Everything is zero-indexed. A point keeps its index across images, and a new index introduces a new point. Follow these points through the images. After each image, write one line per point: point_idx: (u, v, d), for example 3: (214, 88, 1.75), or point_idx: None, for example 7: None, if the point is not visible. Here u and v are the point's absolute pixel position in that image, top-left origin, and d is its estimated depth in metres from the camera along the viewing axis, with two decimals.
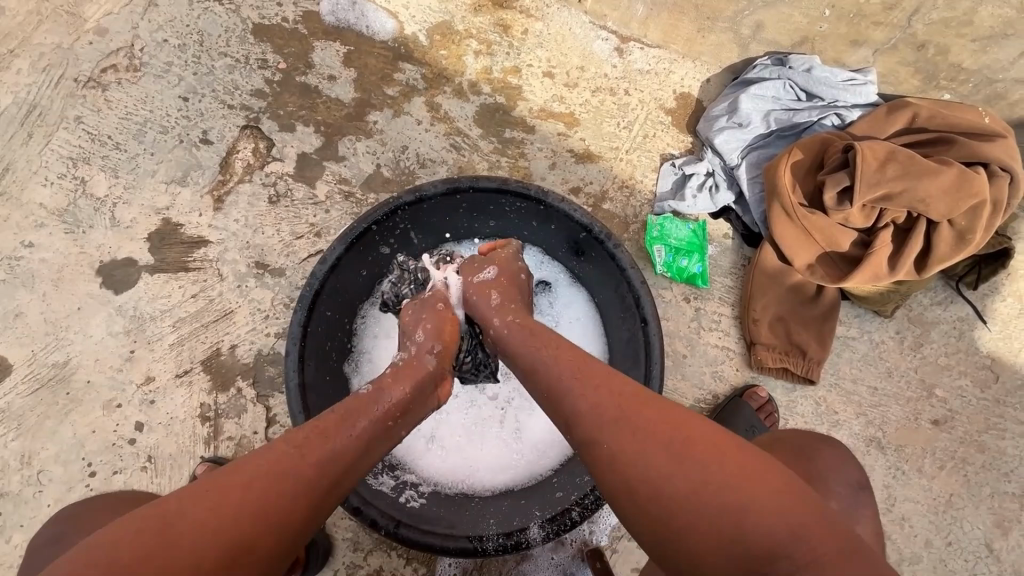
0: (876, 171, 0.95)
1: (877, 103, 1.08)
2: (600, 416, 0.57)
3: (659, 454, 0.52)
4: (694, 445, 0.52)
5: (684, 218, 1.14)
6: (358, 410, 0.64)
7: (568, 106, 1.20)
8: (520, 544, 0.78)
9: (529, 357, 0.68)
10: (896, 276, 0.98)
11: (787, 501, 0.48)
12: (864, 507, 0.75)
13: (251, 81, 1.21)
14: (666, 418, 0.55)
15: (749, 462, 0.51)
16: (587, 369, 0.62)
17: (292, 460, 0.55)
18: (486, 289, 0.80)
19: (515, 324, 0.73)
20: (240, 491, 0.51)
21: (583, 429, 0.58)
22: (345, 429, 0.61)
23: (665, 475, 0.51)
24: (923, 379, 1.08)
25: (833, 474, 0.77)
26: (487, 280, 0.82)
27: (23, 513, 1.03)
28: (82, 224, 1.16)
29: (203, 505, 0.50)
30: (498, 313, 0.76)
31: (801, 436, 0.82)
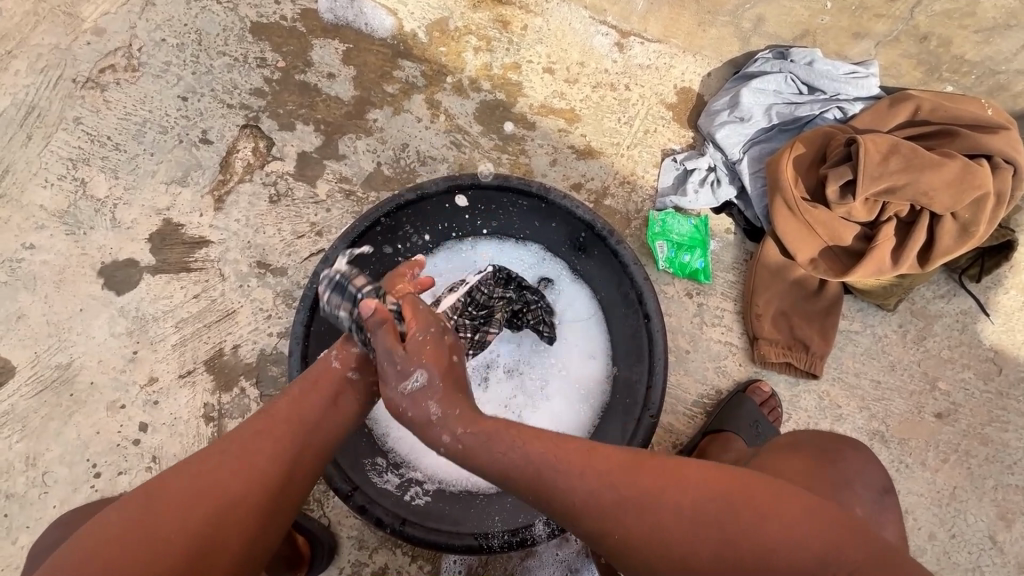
0: (879, 165, 0.94)
1: (879, 96, 1.07)
2: (603, 503, 0.57)
3: (677, 521, 0.55)
4: (704, 502, 0.56)
5: (685, 213, 1.14)
6: (318, 373, 0.68)
7: (569, 101, 1.19)
8: (526, 540, 0.78)
9: (497, 454, 0.60)
10: (900, 270, 0.98)
11: (801, 526, 0.54)
12: (889, 512, 0.76)
13: (250, 80, 1.20)
14: (668, 482, 0.57)
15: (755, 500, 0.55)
16: (566, 454, 0.60)
17: (257, 433, 0.61)
18: (422, 401, 0.63)
19: (466, 432, 0.62)
20: (207, 468, 0.57)
21: (591, 518, 0.58)
22: (307, 394, 0.65)
23: (692, 538, 0.54)
24: (926, 371, 1.08)
25: (855, 478, 0.77)
26: (418, 389, 0.63)
27: (29, 514, 1.03)
28: (83, 225, 1.15)
29: (178, 482, 0.56)
30: (443, 427, 0.62)
31: (826, 438, 0.81)
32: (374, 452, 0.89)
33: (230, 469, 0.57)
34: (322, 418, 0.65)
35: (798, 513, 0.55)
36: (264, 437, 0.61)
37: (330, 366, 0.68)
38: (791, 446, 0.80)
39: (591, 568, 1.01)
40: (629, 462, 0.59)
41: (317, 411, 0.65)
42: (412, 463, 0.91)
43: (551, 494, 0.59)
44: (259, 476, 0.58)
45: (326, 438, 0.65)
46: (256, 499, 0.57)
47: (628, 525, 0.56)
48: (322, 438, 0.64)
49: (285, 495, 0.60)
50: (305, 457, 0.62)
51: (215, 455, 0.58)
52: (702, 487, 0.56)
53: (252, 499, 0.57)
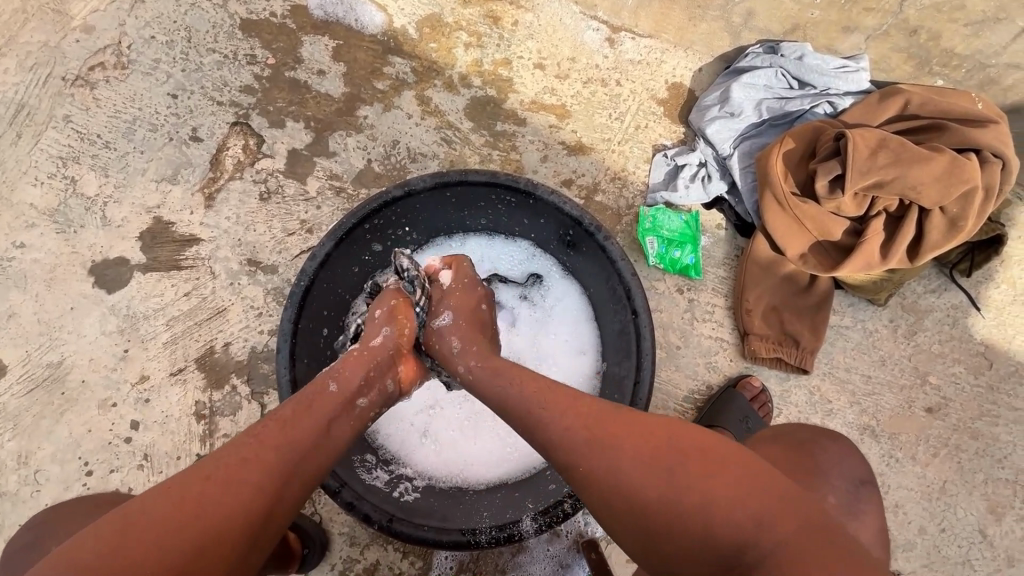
0: (867, 159, 0.94)
1: (870, 90, 1.07)
2: (572, 439, 0.58)
3: (638, 465, 0.55)
4: (664, 454, 0.55)
5: (676, 209, 1.14)
6: (316, 397, 0.66)
7: (560, 97, 1.19)
8: (514, 536, 0.78)
9: (498, 388, 0.67)
10: (889, 264, 0.98)
11: (761, 494, 0.50)
12: (867, 502, 0.76)
13: (240, 77, 1.20)
14: (639, 429, 0.57)
15: (723, 460, 0.53)
16: (552, 394, 0.63)
17: (253, 450, 0.59)
18: (445, 335, 0.78)
19: (478, 365, 0.72)
20: (200, 486, 0.55)
21: (557, 456, 0.59)
22: (304, 417, 0.64)
23: (642, 485, 0.54)
24: (916, 366, 1.08)
25: (833, 469, 0.77)
26: (444, 326, 0.79)
27: (21, 512, 1.04)
28: (74, 224, 1.15)
29: (168, 501, 0.53)
30: (461, 358, 0.74)
31: (803, 430, 0.82)
32: (364, 449, 0.89)
33: (225, 487, 0.55)
34: (316, 442, 0.63)
35: (764, 482, 0.51)
36: (256, 458, 0.58)
37: (326, 392, 0.67)
38: (771, 437, 0.81)
39: (582, 563, 1.02)
40: (608, 409, 0.60)
41: (312, 434, 0.63)
42: (396, 455, 0.92)
43: (530, 429, 0.62)
44: (250, 500, 0.56)
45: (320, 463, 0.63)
46: (246, 523, 0.55)
47: (588, 463, 0.57)
48: (314, 465, 0.62)
49: (273, 521, 0.57)
50: (300, 473, 0.61)
51: (204, 475, 0.56)
52: (671, 440, 0.56)
53: (242, 524, 0.54)
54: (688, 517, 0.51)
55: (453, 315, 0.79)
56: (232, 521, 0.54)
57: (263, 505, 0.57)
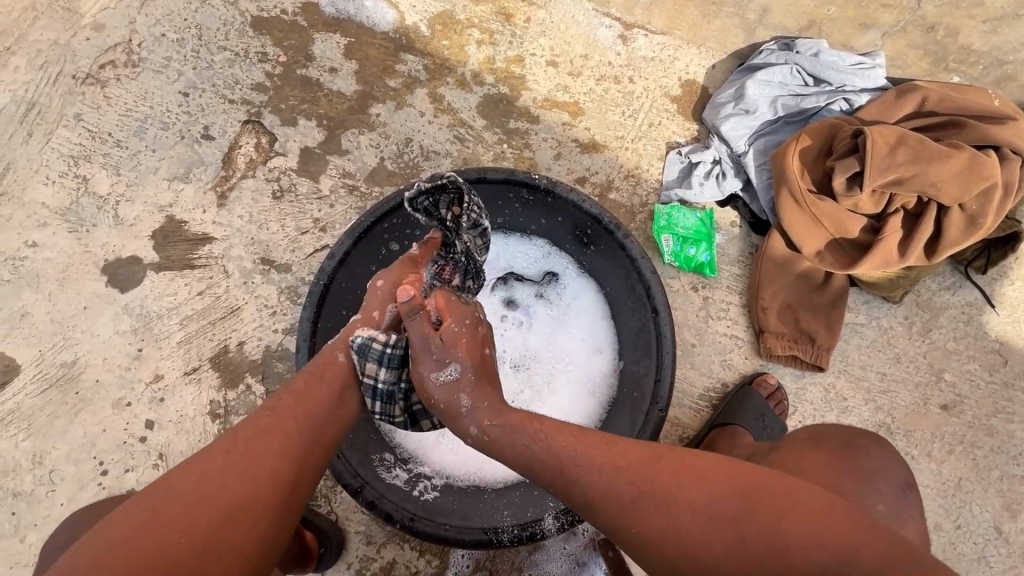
0: (887, 156, 0.94)
1: (885, 87, 1.07)
2: (620, 495, 0.58)
3: (691, 516, 0.56)
4: (717, 501, 0.56)
5: (691, 207, 1.13)
6: (324, 368, 0.69)
7: (573, 95, 1.19)
8: (536, 535, 0.78)
9: (518, 442, 0.64)
10: (907, 262, 0.97)
11: (813, 527, 0.53)
12: (912, 508, 0.76)
13: (251, 75, 1.19)
14: (680, 478, 0.58)
15: (768, 497, 0.55)
16: (585, 448, 0.62)
17: (271, 420, 0.61)
18: (454, 391, 0.68)
19: (492, 424, 0.66)
20: (224, 458, 0.57)
21: (607, 514, 0.59)
22: (315, 388, 0.66)
23: (705, 538, 0.55)
24: (931, 363, 1.08)
25: (878, 474, 0.77)
26: (452, 380, 0.68)
27: (37, 512, 1.04)
28: (86, 223, 1.15)
29: (194, 475, 0.55)
30: (471, 417, 0.67)
31: (845, 432, 0.82)
32: (382, 447, 0.89)
33: (248, 456, 0.57)
34: (330, 411, 0.66)
35: (811, 512, 0.54)
36: (278, 429, 0.61)
37: (337, 362, 0.70)
38: (812, 439, 0.81)
39: (598, 561, 1.02)
40: (644, 456, 0.60)
41: (326, 404, 0.66)
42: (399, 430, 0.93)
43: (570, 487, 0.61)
44: (274, 466, 0.58)
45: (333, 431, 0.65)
46: (271, 490, 0.56)
47: (642, 521, 0.57)
48: (330, 433, 0.65)
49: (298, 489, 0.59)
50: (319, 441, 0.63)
51: (227, 446, 0.58)
52: (715, 484, 0.57)
53: (267, 491, 0.56)
54: (749, 561, 0.53)
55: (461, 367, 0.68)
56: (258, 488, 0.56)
57: (285, 472, 0.58)
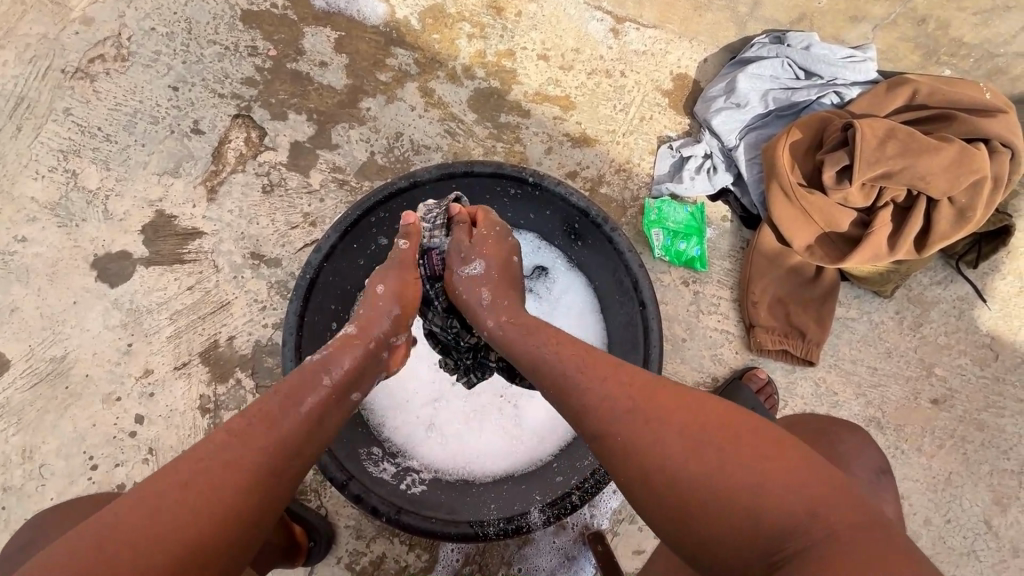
0: (876, 149, 0.94)
1: (876, 80, 1.07)
2: (612, 407, 0.57)
3: (680, 443, 0.53)
4: (706, 430, 0.53)
5: (682, 201, 1.13)
6: (306, 389, 0.62)
7: (564, 89, 1.18)
8: (521, 528, 0.78)
9: (528, 349, 0.67)
10: (896, 256, 0.97)
11: (808, 487, 0.49)
12: (886, 491, 0.76)
13: (241, 69, 1.19)
14: (681, 408, 0.55)
15: (770, 448, 0.52)
16: (590, 360, 0.62)
17: (235, 452, 0.55)
18: (476, 285, 0.77)
19: (509, 322, 0.71)
20: (181, 493, 0.52)
21: (590, 422, 0.58)
22: (292, 410, 0.60)
23: (680, 461, 0.52)
24: (922, 358, 1.08)
25: (855, 459, 0.77)
26: (475, 275, 0.78)
27: (27, 506, 1.04)
28: (75, 217, 1.15)
29: (148, 509, 0.50)
30: (491, 312, 0.73)
31: (818, 420, 0.83)
32: (370, 442, 0.89)
33: (209, 492, 0.52)
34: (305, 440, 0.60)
35: (812, 477, 0.49)
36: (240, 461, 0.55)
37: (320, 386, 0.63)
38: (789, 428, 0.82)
39: (588, 555, 1.02)
40: (651, 383, 0.59)
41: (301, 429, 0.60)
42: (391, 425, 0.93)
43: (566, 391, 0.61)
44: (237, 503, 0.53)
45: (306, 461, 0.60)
46: (221, 540, 0.52)
47: (628, 435, 0.55)
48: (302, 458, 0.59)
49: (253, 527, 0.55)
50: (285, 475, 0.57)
51: (187, 479, 0.53)
52: (716, 423, 0.54)
53: (227, 528, 0.52)
54: (728, 500, 0.50)
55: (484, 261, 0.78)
56: (206, 532, 0.51)
57: (237, 518, 0.53)
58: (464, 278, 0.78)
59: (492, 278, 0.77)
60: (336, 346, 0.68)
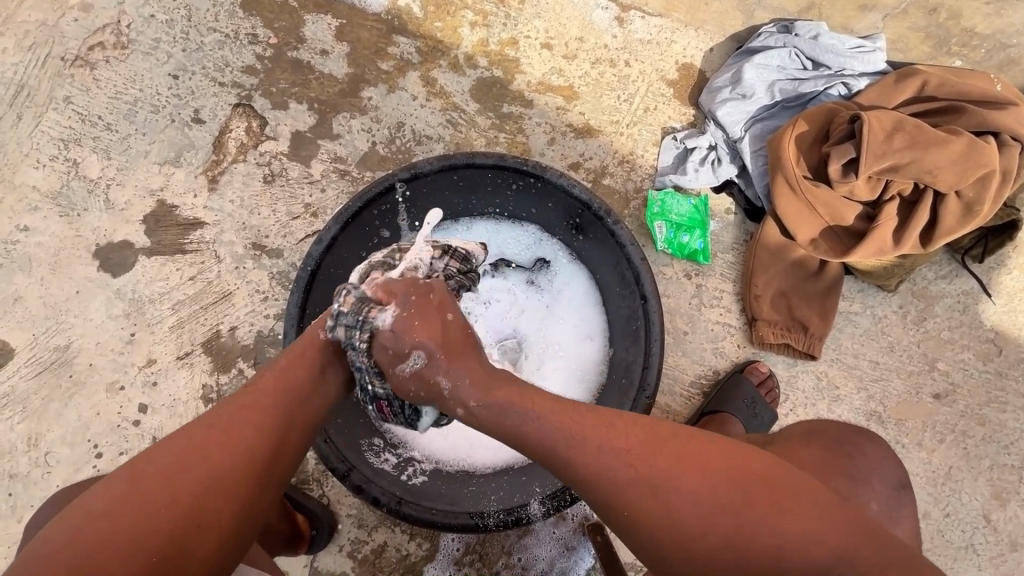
0: (882, 142, 0.92)
1: (886, 71, 1.05)
2: (621, 478, 0.55)
3: (685, 499, 0.54)
4: (715, 484, 0.54)
5: (685, 193, 1.12)
6: (307, 344, 0.66)
7: (568, 78, 1.17)
8: (521, 519, 0.78)
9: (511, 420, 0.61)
10: (901, 251, 0.96)
11: (811, 515, 0.52)
12: (904, 508, 0.77)
13: (242, 57, 1.18)
14: (686, 462, 0.55)
15: (764, 479, 0.54)
16: (579, 425, 0.59)
17: (250, 400, 0.59)
18: (427, 376, 0.63)
19: (478, 405, 0.61)
20: (200, 435, 0.55)
21: (600, 494, 0.56)
22: (296, 366, 0.64)
23: (698, 521, 0.53)
24: (925, 353, 1.08)
25: (872, 473, 0.77)
26: (421, 367, 0.63)
27: (33, 493, 1.05)
28: (77, 207, 1.15)
29: (173, 452, 0.54)
30: (454, 401, 0.63)
31: (837, 430, 0.81)
32: (372, 432, 0.88)
33: (225, 437, 0.55)
34: (312, 387, 0.64)
35: (809, 498, 0.53)
36: (257, 406, 0.59)
37: (314, 340, 0.67)
38: (805, 436, 0.81)
39: (587, 545, 1.03)
40: (642, 439, 0.57)
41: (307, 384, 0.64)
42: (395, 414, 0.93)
43: (568, 463, 0.58)
44: (256, 446, 0.56)
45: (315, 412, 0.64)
46: (235, 484, 0.54)
47: (644, 504, 0.54)
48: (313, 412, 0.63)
49: (274, 473, 0.58)
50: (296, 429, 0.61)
51: (208, 425, 0.56)
52: (713, 465, 0.55)
53: (240, 474, 0.55)
54: (746, 549, 0.51)
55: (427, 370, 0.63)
56: (235, 472, 0.54)
57: (252, 462, 0.56)
58: (414, 377, 0.63)
59: (447, 361, 0.63)
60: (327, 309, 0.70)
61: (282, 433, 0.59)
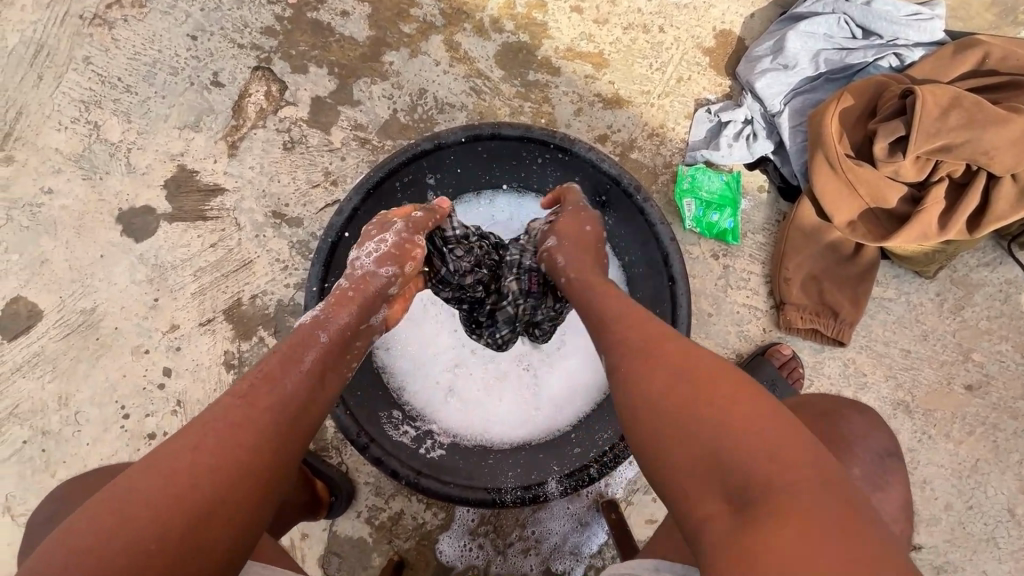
0: (936, 120, 0.87)
1: (943, 42, 0.98)
2: (627, 350, 0.57)
3: (666, 380, 0.52)
4: (701, 382, 0.50)
5: (717, 169, 1.07)
6: (301, 349, 0.62)
7: (598, 45, 1.11)
8: (539, 497, 0.80)
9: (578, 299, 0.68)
10: (946, 237, 0.91)
11: (787, 453, 0.44)
12: (890, 476, 0.74)
13: (261, 17, 1.14)
14: (693, 356, 0.53)
15: (755, 402, 0.48)
16: (620, 305, 0.63)
17: (242, 412, 0.54)
18: (552, 255, 0.75)
19: (577, 281, 0.71)
20: (189, 453, 0.50)
21: (609, 360, 0.59)
22: (291, 367, 0.60)
23: (667, 401, 0.50)
24: (960, 343, 1.04)
25: (859, 441, 0.73)
26: (551, 248, 0.76)
27: (65, 450, 1.09)
28: (99, 170, 1.15)
29: (158, 473, 0.49)
30: (563, 270, 0.73)
31: (822, 399, 0.78)
32: (391, 404, 0.89)
33: (218, 451, 0.51)
34: (307, 397, 0.59)
35: (799, 447, 0.45)
36: (250, 416, 0.54)
37: (313, 338, 0.64)
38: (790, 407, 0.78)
39: (600, 521, 1.04)
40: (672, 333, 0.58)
41: (303, 387, 0.59)
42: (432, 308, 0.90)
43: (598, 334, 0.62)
44: (251, 459, 0.52)
45: (314, 417, 0.60)
46: (230, 503, 0.50)
47: (630, 373, 0.55)
48: (312, 418, 0.59)
49: (273, 488, 0.53)
50: (294, 437, 0.57)
51: (195, 441, 0.51)
52: (721, 375, 0.50)
53: (238, 490, 0.50)
54: (700, 449, 0.47)
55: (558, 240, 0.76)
56: (233, 489, 0.50)
57: (252, 473, 0.52)
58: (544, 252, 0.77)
59: (575, 244, 0.75)
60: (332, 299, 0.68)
61: (278, 446, 0.54)
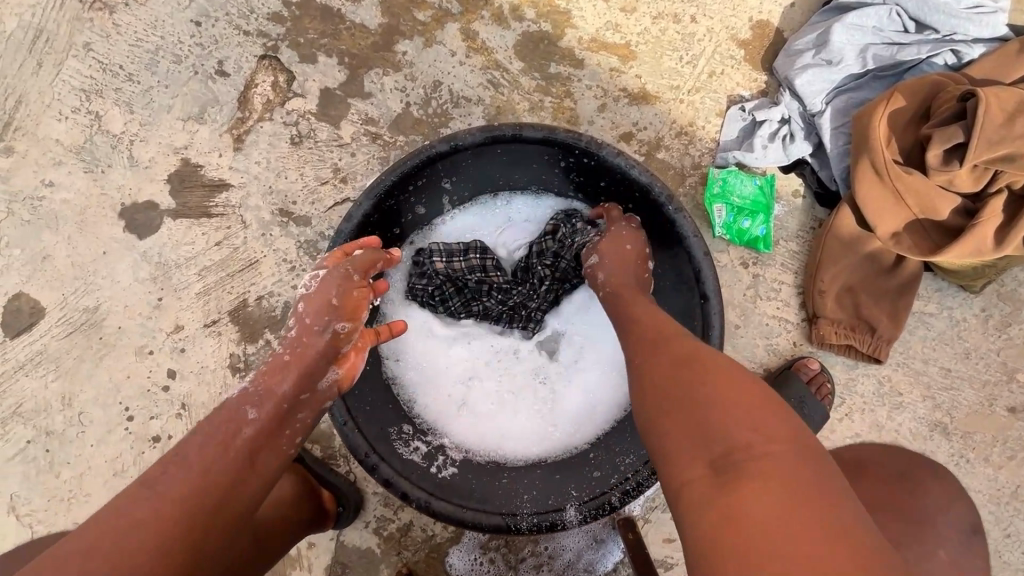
0: (999, 126, 0.80)
1: (1004, 38, 0.91)
2: (646, 340, 0.61)
3: (677, 363, 0.55)
4: (709, 367, 0.53)
5: (750, 172, 1.00)
6: (228, 428, 0.58)
7: (625, 35, 1.04)
8: (556, 525, 0.75)
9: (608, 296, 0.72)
10: (1002, 253, 0.84)
11: (777, 439, 0.47)
12: (974, 553, 0.77)
13: (268, 3, 1.08)
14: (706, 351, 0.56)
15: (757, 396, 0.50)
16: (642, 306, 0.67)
17: (151, 508, 0.51)
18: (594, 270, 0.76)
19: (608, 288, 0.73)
20: (81, 560, 0.46)
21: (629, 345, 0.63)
22: (214, 450, 0.56)
23: (674, 381, 0.54)
24: (1005, 362, 0.98)
25: (940, 514, 0.79)
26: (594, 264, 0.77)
27: (69, 451, 1.06)
28: (101, 163, 1.10)
29: None
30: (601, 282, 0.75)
31: (901, 457, 0.86)
32: (401, 419, 0.85)
33: (119, 554, 0.47)
34: (232, 483, 0.55)
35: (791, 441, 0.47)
36: (159, 513, 0.50)
37: (240, 415, 0.59)
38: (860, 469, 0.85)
39: (616, 538, 1.00)
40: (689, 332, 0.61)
41: (229, 472, 0.55)
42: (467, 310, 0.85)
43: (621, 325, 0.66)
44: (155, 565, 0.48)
45: (240, 504, 0.56)
46: None
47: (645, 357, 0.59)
48: (237, 506, 0.55)
49: None
50: (213, 531, 0.53)
51: (95, 544, 0.47)
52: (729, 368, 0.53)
53: None
54: (700, 420, 0.49)
55: (601, 256, 0.76)
56: None
57: None
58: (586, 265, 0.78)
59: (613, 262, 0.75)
60: (263, 365, 0.64)
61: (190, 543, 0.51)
